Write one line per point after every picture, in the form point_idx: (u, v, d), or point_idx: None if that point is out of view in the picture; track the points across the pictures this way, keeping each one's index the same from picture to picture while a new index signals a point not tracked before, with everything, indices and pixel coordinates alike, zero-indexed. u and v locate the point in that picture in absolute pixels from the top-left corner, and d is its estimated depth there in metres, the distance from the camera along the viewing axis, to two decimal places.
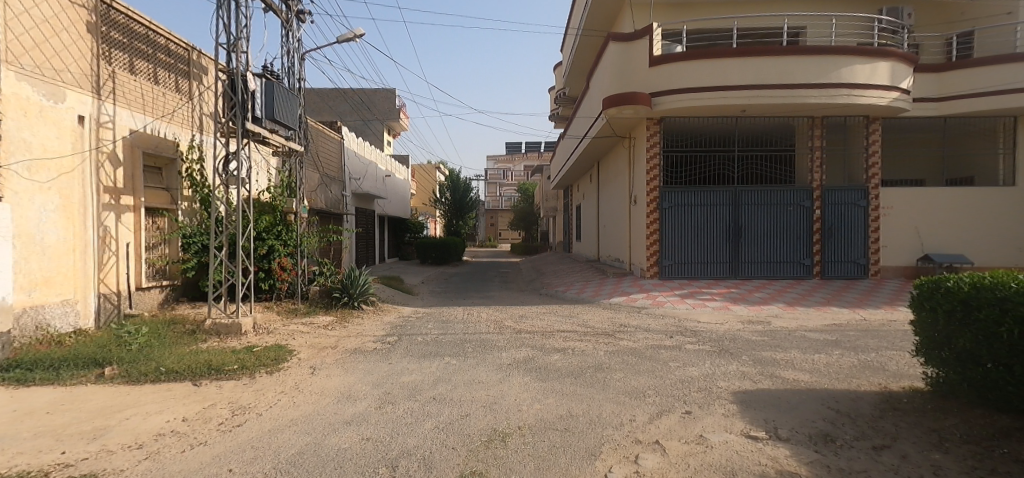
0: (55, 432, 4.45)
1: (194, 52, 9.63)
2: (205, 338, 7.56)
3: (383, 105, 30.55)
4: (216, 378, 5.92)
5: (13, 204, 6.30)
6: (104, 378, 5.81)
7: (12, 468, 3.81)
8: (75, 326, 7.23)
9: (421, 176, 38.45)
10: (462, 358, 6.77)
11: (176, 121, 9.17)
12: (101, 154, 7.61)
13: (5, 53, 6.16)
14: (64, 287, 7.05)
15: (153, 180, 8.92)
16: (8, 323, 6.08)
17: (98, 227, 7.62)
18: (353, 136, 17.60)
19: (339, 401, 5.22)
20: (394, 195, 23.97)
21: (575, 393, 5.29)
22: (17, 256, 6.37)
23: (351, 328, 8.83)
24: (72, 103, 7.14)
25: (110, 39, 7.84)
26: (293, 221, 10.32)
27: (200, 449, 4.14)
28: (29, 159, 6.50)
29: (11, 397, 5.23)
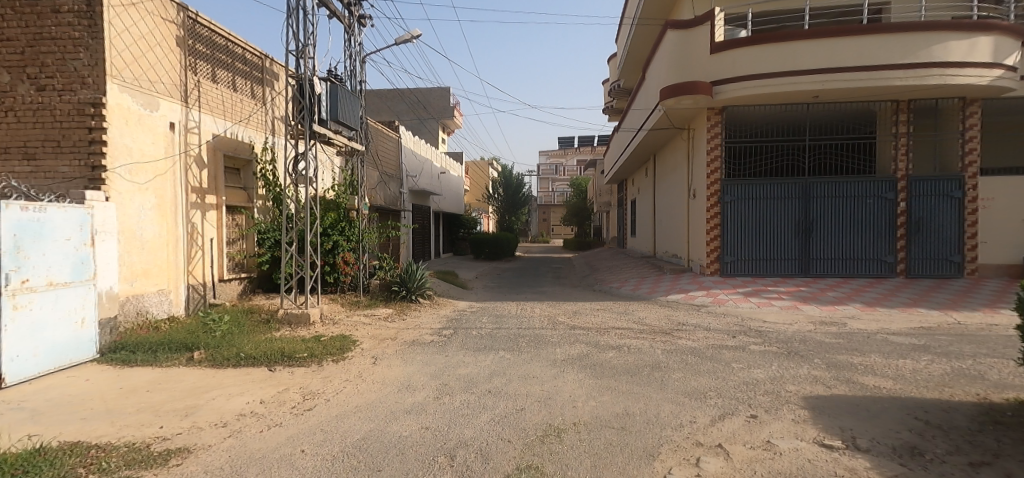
0: (154, 408, 4.80)
1: (266, 60, 10.09)
2: (278, 327, 7.93)
3: (437, 104, 31.09)
4: (289, 364, 6.20)
5: (118, 203, 6.81)
6: (193, 361, 6.22)
7: (120, 439, 4.17)
8: (169, 312, 7.77)
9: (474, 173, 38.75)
10: (517, 353, 6.74)
11: (251, 126, 9.66)
12: (189, 157, 8.12)
13: (110, 68, 6.69)
14: (160, 278, 7.58)
15: (233, 180, 9.44)
16: (115, 309, 6.65)
17: (187, 223, 8.14)
18: (410, 134, 18.01)
19: (400, 390, 5.32)
20: (448, 192, 24.34)
21: (632, 391, 5.14)
22: (122, 251, 6.90)
23: (409, 320, 9.02)
24: (165, 111, 7.62)
25: (196, 51, 8.32)
26: (356, 218, 10.68)
27: (277, 430, 4.35)
28: (130, 163, 7.01)
29: (117, 376, 5.70)
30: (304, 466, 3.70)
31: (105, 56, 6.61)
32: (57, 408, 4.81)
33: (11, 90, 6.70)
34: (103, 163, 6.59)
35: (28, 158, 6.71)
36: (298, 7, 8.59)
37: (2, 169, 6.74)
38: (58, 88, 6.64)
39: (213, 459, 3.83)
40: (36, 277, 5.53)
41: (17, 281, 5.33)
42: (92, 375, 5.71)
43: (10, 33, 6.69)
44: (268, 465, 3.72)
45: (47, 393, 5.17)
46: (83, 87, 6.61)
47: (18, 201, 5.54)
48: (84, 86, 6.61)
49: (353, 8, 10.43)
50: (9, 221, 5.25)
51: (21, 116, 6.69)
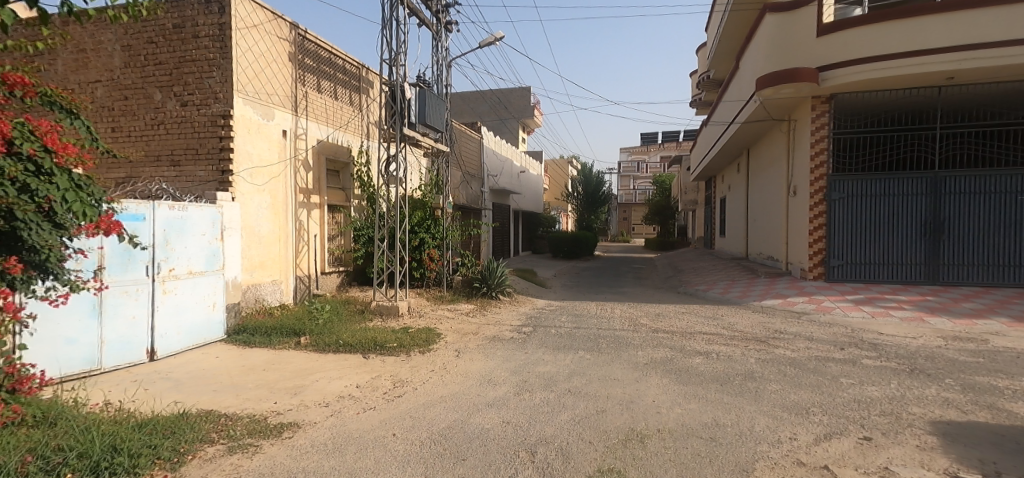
0: (269, 386, 5.28)
1: (363, 69, 10.68)
2: (371, 317, 8.42)
3: (518, 104, 31.43)
4: (380, 352, 6.56)
5: (242, 203, 7.53)
6: (300, 345, 6.76)
7: (242, 410, 4.63)
8: (281, 301, 8.49)
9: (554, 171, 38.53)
10: (597, 353, 6.66)
11: (349, 131, 10.28)
12: (298, 161, 8.81)
13: (237, 84, 7.42)
14: (274, 270, 8.30)
15: (333, 181, 10.11)
16: (238, 296, 7.40)
17: (296, 221, 8.84)
18: (493, 134, 18.33)
19: (482, 384, 5.44)
20: (528, 190, 24.50)
21: (722, 400, 4.91)
22: (244, 246, 7.64)
23: (490, 316, 9.22)
24: (279, 120, 8.32)
25: (304, 64, 8.99)
26: (440, 216, 11.01)
27: (371, 413, 4.63)
28: (251, 168, 7.73)
29: (238, 355, 6.34)
30: (397, 449, 3.90)
31: (232, 73, 7.34)
32: (192, 380, 5.42)
33: (162, 107, 7.62)
34: (230, 168, 7.34)
35: (173, 164, 7.60)
36: (392, 18, 9.04)
37: (153, 175, 7.68)
38: (196, 103, 7.46)
39: (318, 435, 4.15)
40: (179, 267, 6.28)
41: (166, 270, 6.10)
42: (220, 353, 6.40)
43: (161, 57, 7.60)
44: (366, 445, 3.95)
45: (185, 366, 5.85)
46: (215, 102, 7.39)
47: (165, 200, 6.31)
48: (216, 101, 7.39)
49: (440, 15, 10.79)
50: (160, 218, 6.00)
51: (169, 129, 7.58)
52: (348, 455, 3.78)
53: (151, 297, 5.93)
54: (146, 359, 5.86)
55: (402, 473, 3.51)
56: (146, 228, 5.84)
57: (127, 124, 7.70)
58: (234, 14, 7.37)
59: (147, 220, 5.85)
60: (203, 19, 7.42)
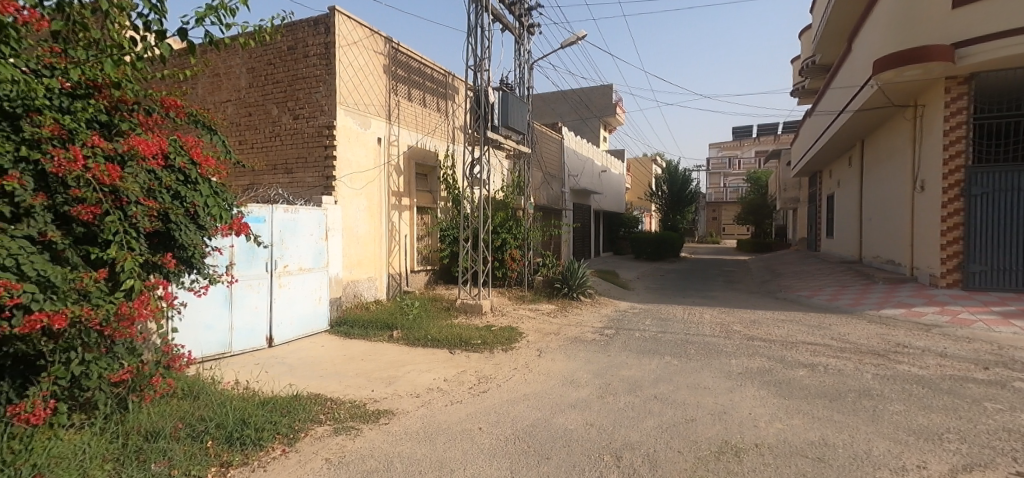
0: (367, 374, 5.76)
1: (449, 76, 11.16)
2: (456, 314, 8.83)
3: (599, 102, 31.19)
4: (465, 348, 6.90)
5: (342, 206, 8.21)
6: (393, 338, 7.27)
7: (345, 395, 5.11)
8: (375, 296, 9.13)
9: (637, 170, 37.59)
10: (684, 359, 6.57)
11: (436, 136, 10.81)
12: (391, 166, 9.42)
13: (339, 96, 8.10)
14: (369, 267, 8.95)
15: (422, 184, 10.67)
16: (339, 291, 8.07)
17: (388, 222, 9.46)
18: (573, 134, 18.39)
19: (564, 384, 5.59)
20: (610, 191, 24.23)
21: (834, 419, 4.62)
22: (345, 245, 8.33)
23: (571, 317, 9.33)
24: (374, 128, 8.96)
25: (397, 75, 9.60)
26: (521, 217, 11.30)
27: (458, 405, 4.94)
28: (351, 173, 8.41)
29: (339, 345, 6.94)
30: (483, 442, 4.14)
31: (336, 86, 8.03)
32: (302, 365, 6.04)
33: (278, 120, 8.49)
34: (333, 173, 8.03)
35: (286, 172, 8.44)
36: (477, 25, 9.41)
37: (270, 182, 8.58)
38: (306, 116, 8.24)
39: (411, 423, 4.51)
40: (292, 264, 6.98)
41: (281, 266, 6.82)
42: (325, 343, 7.03)
43: (278, 76, 8.48)
44: (455, 436, 4.23)
45: (296, 353, 6.51)
46: (322, 114, 8.12)
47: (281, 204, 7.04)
48: (323, 113, 8.13)
49: (523, 18, 11.04)
50: (277, 220, 6.72)
51: (283, 140, 8.42)
52: (439, 444, 4.07)
53: (269, 290, 6.66)
54: (265, 345, 6.59)
55: (491, 466, 3.73)
56: (266, 228, 6.57)
57: (251, 137, 8.69)
58: (338, 33, 8.05)
59: (267, 222, 6.58)
60: (312, 39, 8.18)
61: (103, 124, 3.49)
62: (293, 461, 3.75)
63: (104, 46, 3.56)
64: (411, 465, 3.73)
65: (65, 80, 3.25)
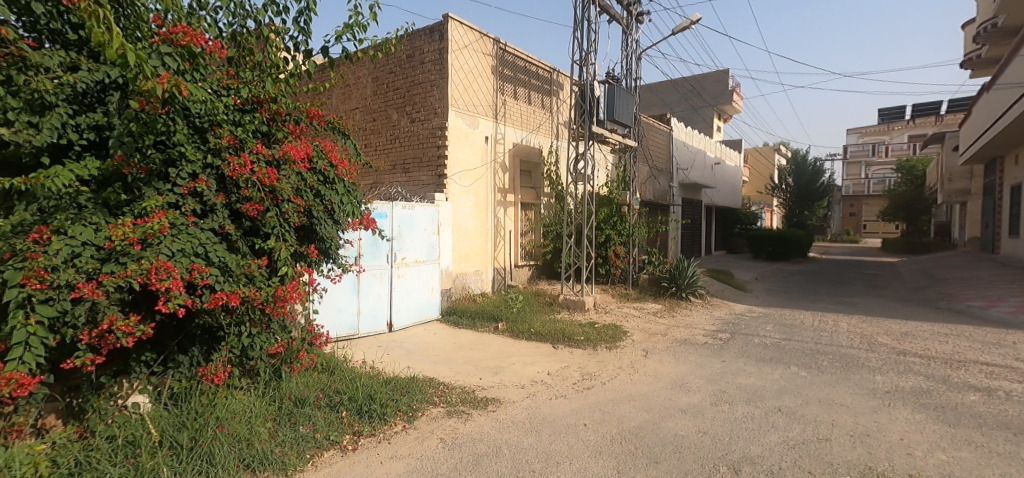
0: (475, 363, 6.11)
1: (554, 72, 11.28)
2: (559, 309, 9.01)
3: (714, 90, 29.22)
4: (569, 344, 7.04)
5: (453, 202, 8.73)
6: (498, 330, 7.60)
7: (456, 381, 5.49)
8: (481, 289, 9.57)
9: (756, 157, 34.97)
10: (815, 371, 6.13)
11: (541, 133, 11.00)
12: (497, 163, 9.78)
13: (451, 99, 8.61)
14: (477, 261, 9.40)
15: (526, 181, 10.97)
16: (449, 283, 8.58)
17: (495, 218, 9.84)
18: (683, 125, 17.76)
19: (674, 388, 5.49)
20: (723, 185, 22.91)
21: (1015, 456, 3.91)
22: (455, 239, 8.85)
23: (680, 318, 9.09)
24: (482, 127, 9.38)
25: (504, 75, 9.94)
26: (626, 213, 11.17)
27: (562, 400, 5.10)
28: (460, 171, 8.89)
29: (448, 333, 7.42)
30: (588, 438, 4.22)
31: (448, 89, 8.54)
32: (417, 350, 6.55)
33: (397, 124, 9.19)
34: (445, 171, 8.56)
35: (404, 171, 9.13)
36: (583, 19, 9.46)
37: (390, 181, 9.34)
38: (421, 119, 8.86)
39: (517, 413, 4.74)
40: (409, 256, 7.57)
41: (399, 259, 7.42)
42: (436, 331, 7.54)
43: (397, 83, 9.18)
44: (559, 430, 4.37)
45: (411, 338, 7.08)
46: (435, 116, 8.69)
47: (400, 201, 7.66)
48: (436, 115, 8.69)
49: (631, 8, 10.87)
50: (397, 216, 7.34)
51: (401, 142, 9.11)
52: (544, 436, 4.24)
53: (390, 279, 7.28)
54: (386, 329, 7.24)
55: (597, 463, 3.80)
56: (387, 223, 7.20)
57: (374, 141, 9.55)
58: (451, 39, 8.53)
59: (388, 217, 7.19)
60: (427, 47, 8.76)
61: (264, 133, 3.90)
62: (412, 437, 4.14)
63: (265, 67, 4.05)
64: (519, 454, 3.92)
65: (237, 97, 3.70)
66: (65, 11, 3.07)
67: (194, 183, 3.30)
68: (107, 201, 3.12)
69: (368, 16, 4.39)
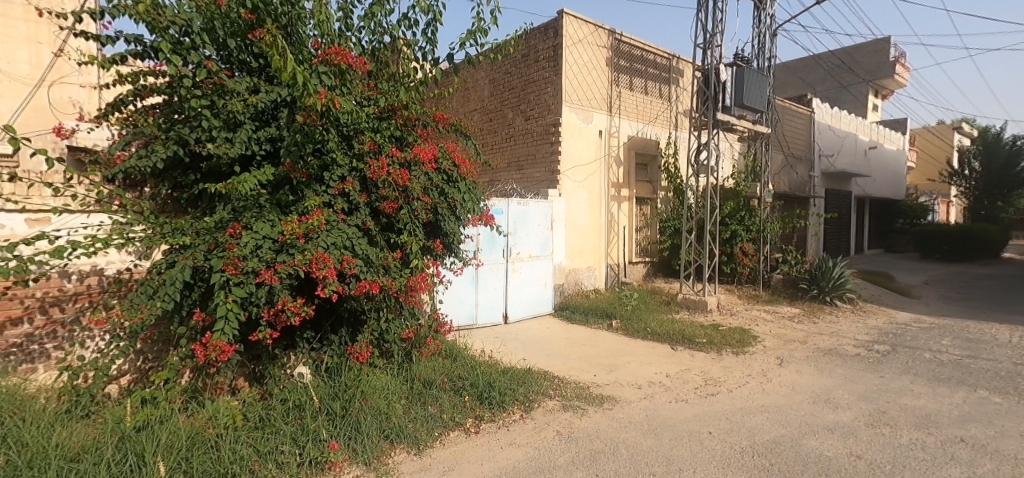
0: (590, 359, 6.19)
1: (673, 59, 10.87)
2: (677, 309, 8.74)
3: (871, 63, 25.36)
4: (690, 346, 6.83)
5: (566, 198, 8.85)
6: (612, 328, 7.58)
7: (573, 377, 5.60)
8: (594, 286, 9.57)
9: (926, 139, 29.95)
10: (1009, 397, 5.25)
11: (657, 124, 10.67)
12: (611, 157, 9.70)
13: (565, 95, 8.72)
14: (589, 257, 9.43)
15: (642, 175, 10.73)
16: (562, 279, 8.71)
17: (608, 214, 9.77)
18: (827, 106, 16.12)
19: (818, 403, 5.06)
20: (880, 172, 20.26)
21: None
22: (568, 234, 8.98)
23: (824, 325, 8.32)
24: (596, 121, 9.36)
25: (619, 66, 9.82)
26: (757, 207, 10.45)
27: (682, 404, 5.00)
28: (573, 166, 8.96)
29: (562, 329, 7.55)
30: (714, 448, 4.08)
31: (561, 85, 8.66)
32: (532, 343, 6.77)
33: (512, 123, 9.51)
34: (558, 167, 8.70)
35: (519, 169, 9.42)
36: None
37: (506, 178, 9.70)
38: (535, 116, 9.09)
39: (635, 413, 4.75)
40: (523, 251, 7.82)
41: (514, 253, 7.70)
42: (550, 325, 7.72)
43: (512, 83, 9.50)
44: (682, 436, 4.28)
45: (527, 332, 7.33)
46: (549, 113, 8.86)
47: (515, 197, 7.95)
48: (550, 112, 8.86)
49: None
50: (512, 212, 7.62)
51: (517, 140, 9.40)
52: (664, 440, 4.19)
53: (505, 273, 7.60)
54: (501, 321, 7.58)
55: (724, 474, 3.67)
56: (504, 219, 7.53)
57: (491, 140, 10.01)
58: (565, 35, 8.63)
59: (504, 213, 7.51)
60: (541, 44, 8.93)
61: (397, 138, 4.22)
62: (529, 427, 4.35)
63: (399, 76, 4.36)
64: (639, 456, 3.92)
65: (376, 107, 4.06)
66: (248, 43, 3.65)
67: (343, 185, 3.76)
68: (279, 201, 3.67)
69: (489, 20, 4.58)
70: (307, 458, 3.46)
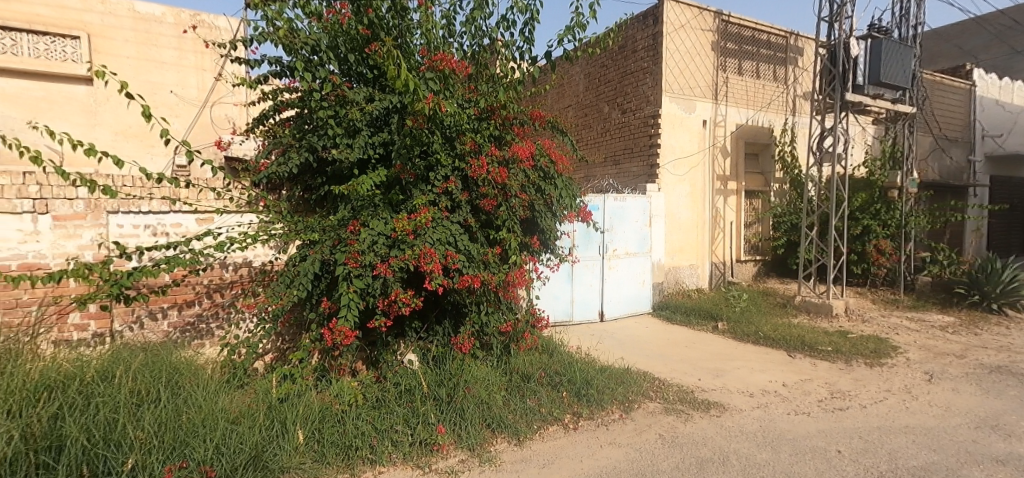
0: (694, 362, 5.93)
1: (792, 36, 9.89)
2: (795, 313, 8.03)
3: None
4: (811, 355, 6.26)
5: (665, 192, 8.50)
6: (718, 330, 7.18)
7: (675, 379, 5.40)
8: (697, 285, 9.09)
9: None
10: None
11: (772, 110, 9.78)
12: (717, 148, 9.14)
13: (665, 85, 8.38)
14: (691, 255, 8.97)
15: (752, 165, 9.92)
16: (661, 277, 8.39)
17: (712, 208, 9.19)
18: (992, 77, 13.81)
19: (981, 428, 4.39)
20: None
21: None
22: (667, 230, 8.63)
23: (990, 337, 7.15)
24: (699, 111, 8.88)
25: (726, 50, 9.22)
26: (897, 199, 9.24)
27: (804, 417, 4.61)
28: (674, 159, 8.59)
29: (662, 329, 7.28)
30: (846, 468, 3.72)
31: (661, 74, 8.35)
32: (629, 342, 6.62)
33: (608, 117, 9.39)
34: (658, 160, 8.39)
35: (615, 164, 9.27)
36: None
37: (602, 173, 9.58)
38: (633, 109, 8.87)
39: (747, 422, 4.47)
40: (620, 248, 7.66)
41: (611, 250, 7.57)
42: (648, 325, 7.50)
43: (609, 77, 9.37)
44: (805, 452, 3.95)
45: (624, 330, 7.17)
46: (648, 105, 8.58)
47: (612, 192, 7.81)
48: (649, 104, 8.58)
49: None
50: (608, 208, 7.50)
51: (613, 135, 9.25)
52: (783, 454, 3.89)
53: (601, 270, 7.51)
54: (597, 319, 7.52)
55: None
56: (600, 215, 7.45)
57: (586, 135, 9.95)
58: (666, 22, 8.30)
59: (601, 209, 7.42)
60: (640, 34, 8.70)
61: (496, 137, 4.36)
62: (630, 427, 4.29)
63: (497, 77, 4.52)
64: (753, 469, 3.68)
65: (476, 108, 4.24)
66: (364, 56, 4.02)
67: (446, 184, 4.00)
68: (391, 200, 3.99)
69: (589, 14, 4.56)
70: (418, 439, 3.76)
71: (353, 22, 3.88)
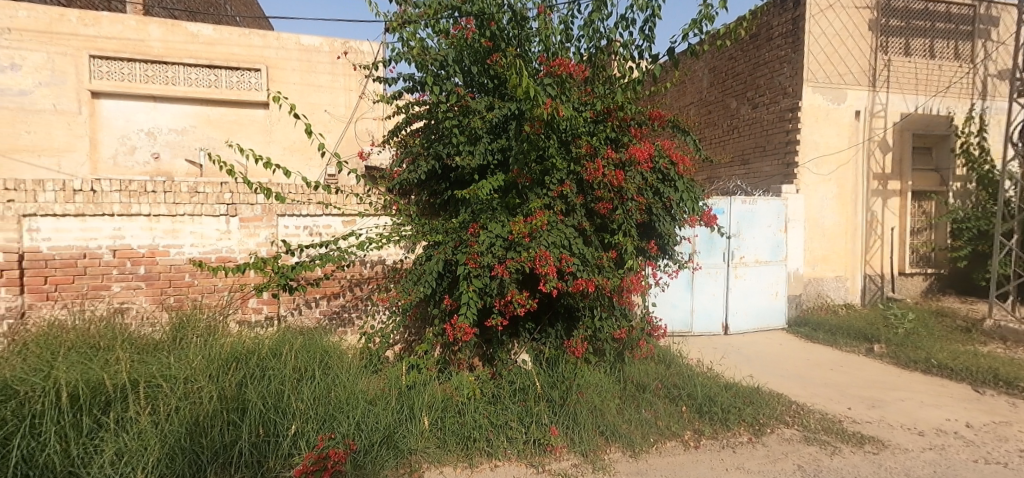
0: (841, 388, 5.17)
1: (982, 4, 8.19)
2: (984, 340, 6.55)
3: None
4: (1008, 392, 5.07)
5: (806, 194, 7.54)
6: (874, 354, 6.17)
7: (815, 405, 4.75)
8: (845, 300, 7.87)
9: None
10: None
11: (953, 94, 8.12)
12: (873, 142, 7.89)
13: (807, 73, 7.46)
14: (838, 264, 7.80)
15: (921, 161, 8.43)
16: (799, 288, 7.48)
17: (866, 211, 7.94)
18: None
19: None
20: None
21: None
22: (807, 237, 7.62)
23: None
24: (851, 100, 7.75)
25: (889, 28, 7.95)
26: None
27: (996, 468, 3.75)
28: (817, 156, 7.59)
29: (802, 348, 6.46)
30: None
31: (803, 62, 7.42)
32: (761, 360, 5.98)
33: (737, 112, 8.55)
34: (795, 159, 7.48)
35: (744, 163, 8.37)
36: None
37: (728, 174, 8.70)
38: (766, 103, 7.99)
39: (915, 465, 3.77)
40: (749, 255, 6.97)
41: (737, 257, 6.93)
42: (783, 341, 6.73)
43: (739, 69, 8.57)
44: None
45: (755, 346, 6.49)
46: (785, 97, 7.67)
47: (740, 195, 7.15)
48: (785, 96, 7.67)
49: None
50: (735, 211, 6.88)
51: (741, 132, 8.42)
52: None
53: (727, 279, 6.92)
54: (721, 332, 6.94)
55: None
56: (726, 219, 6.87)
57: (710, 134, 9.18)
58: (809, 3, 7.37)
59: (727, 213, 6.85)
60: (778, 19, 7.81)
61: (613, 140, 4.30)
62: (761, 453, 3.88)
63: (615, 78, 4.46)
64: None
65: (593, 111, 4.23)
66: (486, 67, 4.22)
67: (562, 188, 4.05)
68: (508, 204, 4.12)
69: (718, 5, 4.25)
70: (531, 438, 3.82)
71: (478, 35, 4.11)
